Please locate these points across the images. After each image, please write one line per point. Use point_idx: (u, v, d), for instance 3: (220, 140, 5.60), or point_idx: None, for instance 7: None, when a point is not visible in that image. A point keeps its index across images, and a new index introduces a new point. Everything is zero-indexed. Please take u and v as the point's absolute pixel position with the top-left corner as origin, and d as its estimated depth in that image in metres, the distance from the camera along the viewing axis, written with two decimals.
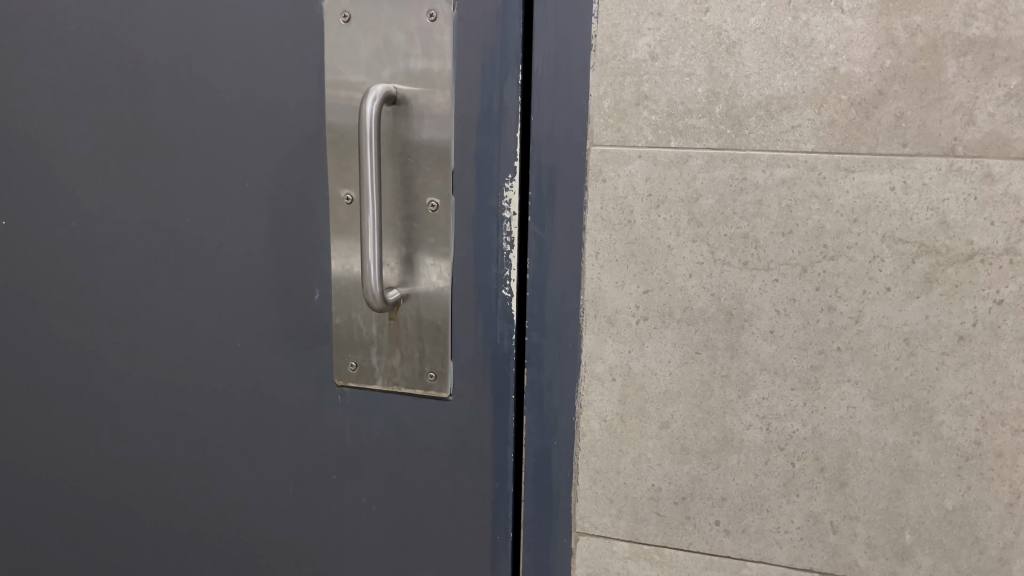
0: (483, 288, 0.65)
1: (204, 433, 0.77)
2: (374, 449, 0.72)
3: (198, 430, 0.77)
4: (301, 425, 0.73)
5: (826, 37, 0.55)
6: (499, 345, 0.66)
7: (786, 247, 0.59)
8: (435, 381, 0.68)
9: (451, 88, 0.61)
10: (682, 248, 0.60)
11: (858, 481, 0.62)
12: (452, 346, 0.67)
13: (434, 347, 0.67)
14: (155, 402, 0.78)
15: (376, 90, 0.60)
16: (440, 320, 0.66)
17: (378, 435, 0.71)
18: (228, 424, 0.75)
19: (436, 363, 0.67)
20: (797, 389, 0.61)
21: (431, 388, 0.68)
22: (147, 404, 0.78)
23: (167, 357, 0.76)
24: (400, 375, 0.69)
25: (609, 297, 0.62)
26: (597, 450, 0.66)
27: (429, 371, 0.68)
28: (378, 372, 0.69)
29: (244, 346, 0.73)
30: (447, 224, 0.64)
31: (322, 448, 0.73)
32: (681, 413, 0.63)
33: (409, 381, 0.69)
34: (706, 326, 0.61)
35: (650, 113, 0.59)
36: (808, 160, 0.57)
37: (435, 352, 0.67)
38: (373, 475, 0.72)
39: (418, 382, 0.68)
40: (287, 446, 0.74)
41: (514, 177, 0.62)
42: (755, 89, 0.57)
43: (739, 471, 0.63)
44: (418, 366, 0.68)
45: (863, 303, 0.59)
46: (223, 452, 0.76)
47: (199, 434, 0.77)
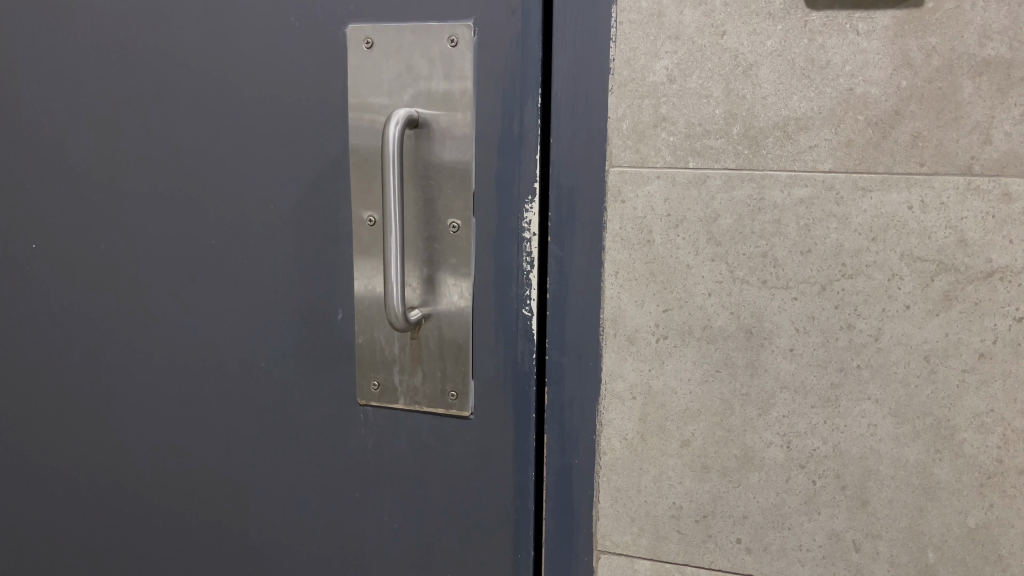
0: (504, 308, 0.66)
1: (228, 451, 0.78)
2: (396, 467, 0.72)
3: (222, 447, 0.78)
4: (323, 444, 0.74)
5: (842, 58, 0.56)
6: (519, 364, 0.66)
7: (805, 265, 0.59)
8: (456, 400, 0.68)
9: (472, 111, 0.63)
10: (701, 267, 0.61)
11: (880, 499, 0.62)
12: (473, 365, 0.67)
13: (456, 366, 0.68)
14: (181, 420, 0.79)
15: (399, 114, 0.61)
16: (462, 339, 0.67)
17: (400, 453, 0.72)
18: (252, 442, 0.76)
19: (457, 382, 0.68)
20: (817, 408, 0.61)
21: (453, 406, 0.69)
22: (174, 422, 0.79)
23: (192, 375, 0.77)
24: (422, 394, 0.70)
25: (629, 316, 0.63)
26: (618, 468, 0.66)
27: (451, 390, 0.68)
28: (400, 391, 0.70)
29: (269, 365, 0.74)
30: (468, 244, 0.65)
31: (345, 467, 0.74)
32: (702, 432, 0.64)
33: (431, 400, 0.69)
34: (725, 344, 0.62)
35: (668, 134, 0.60)
36: (825, 180, 0.58)
37: (456, 371, 0.68)
38: (394, 493, 0.73)
39: (439, 401, 0.69)
40: (310, 464, 0.75)
41: (534, 198, 0.63)
42: (772, 110, 0.58)
43: (760, 489, 0.64)
44: (440, 385, 0.69)
45: (882, 321, 0.59)
46: (247, 470, 0.77)
47: (224, 451, 0.78)
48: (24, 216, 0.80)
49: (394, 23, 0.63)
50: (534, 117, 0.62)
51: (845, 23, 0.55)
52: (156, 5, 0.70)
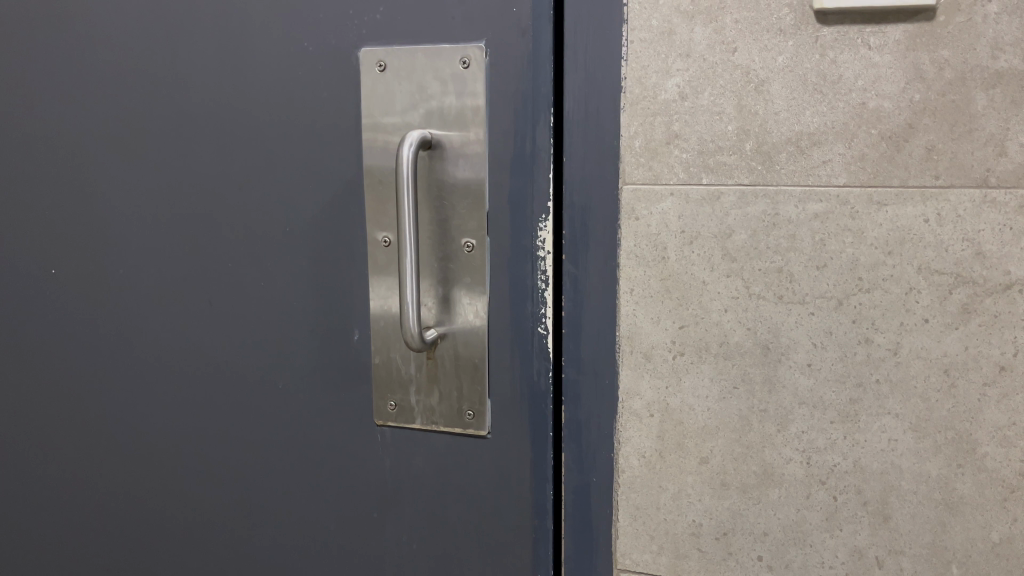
0: (519, 326, 0.66)
1: (245, 472, 0.78)
2: (413, 485, 0.72)
3: (240, 468, 0.78)
4: (340, 464, 0.74)
5: (854, 73, 0.56)
6: (535, 381, 0.66)
7: (821, 280, 0.59)
8: (473, 419, 0.68)
9: (484, 130, 0.63)
10: (716, 283, 0.61)
11: (902, 514, 0.61)
12: (489, 383, 0.67)
13: (472, 385, 0.68)
14: (198, 441, 0.79)
15: (414, 135, 0.62)
16: (478, 358, 0.67)
17: (417, 472, 0.72)
18: (270, 463, 0.77)
19: (473, 401, 0.68)
20: (836, 423, 0.61)
21: (470, 426, 0.69)
22: (192, 443, 0.80)
23: (210, 397, 0.78)
24: (438, 413, 0.70)
25: (645, 333, 0.63)
26: (636, 487, 0.66)
27: (467, 409, 0.68)
28: (416, 411, 0.70)
29: (286, 385, 0.74)
30: (482, 263, 0.65)
31: (362, 487, 0.74)
32: (720, 448, 0.63)
33: (447, 419, 0.69)
34: (743, 360, 0.62)
35: (681, 151, 0.60)
36: (839, 194, 0.58)
37: (472, 390, 0.68)
38: (411, 512, 0.73)
39: (456, 421, 0.69)
40: (327, 484, 0.75)
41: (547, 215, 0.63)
42: (785, 125, 0.58)
43: (781, 505, 0.63)
44: (456, 405, 0.69)
45: (900, 335, 0.59)
46: (265, 490, 0.77)
47: (241, 472, 0.78)
48: (44, 241, 0.81)
49: (406, 45, 0.64)
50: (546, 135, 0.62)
51: (856, 38, 0.56)
52: (172, 31, 0.71)
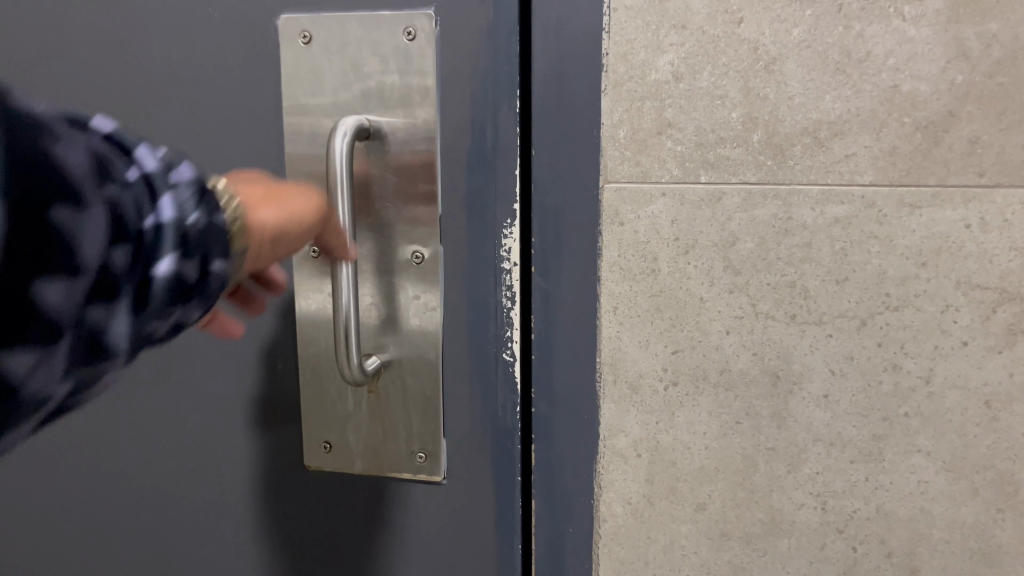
0: (480, 353, 0.55)
1: (159, 529, 0.65)
2: (355, 539, 0.61)
3: (150, 523, 0.66)
4: (270, 516, 0.63)
5: (884, 49, 0.47)
6: (499, 419, 0.56)
7: (842, 296, 0.50)
8: (425, 462, 0.57)
9: (437, 118, 0.52)
10: (716, 301, 0.51)
11: (932, 567, 0.53)
12: (444, 421, 0.57)
13: (423, 422, 0.57)
14: (88, 496, 0.66)
15: (360, 118, 0.52)
16: (430, 392, 0.56)
17: (363, 526, 0.61)
18: (186, 518, 0.65)
19: (425, 441, 0.57)
20: (857, 463, 0.52)
21: (422, 470, 0.58)
22: (79, 500, 0.67)
23: (99, 445, 0.65)
24: (383, 456, 0.58)
25: (631, 360, 0.53)
26: (621, 538, 0.56)
27: (418, 450, 0.58)
28: (357, 454, 0.59)
29: (203, 422, 0.62)
30: (434, 278, 0.55)
31: (293, 543, 0.63)
32: (720, 493, 0.54)
33: (394, 462, 0.58)
34: (747, 391, 0.52)
35: (674, 142, 0.50)
36: (864, 195, 0.49)
37: (424, 428, 0.57)
38: (353, 568, 0.62)
39: (404, 464, 0.58)
40: (254, 542, 0.64)
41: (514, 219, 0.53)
42: (800, 112, 0.49)
43: (790, 558, 0.54)
44: (405, 445, 0.58)
45: (934, 361, 0.50)
46: (181, 550, 0.65)
47: (145, 528, 0.66)
48: None
49: (336, 13, 0.53)
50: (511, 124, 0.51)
51: (888, 7, 0.46)
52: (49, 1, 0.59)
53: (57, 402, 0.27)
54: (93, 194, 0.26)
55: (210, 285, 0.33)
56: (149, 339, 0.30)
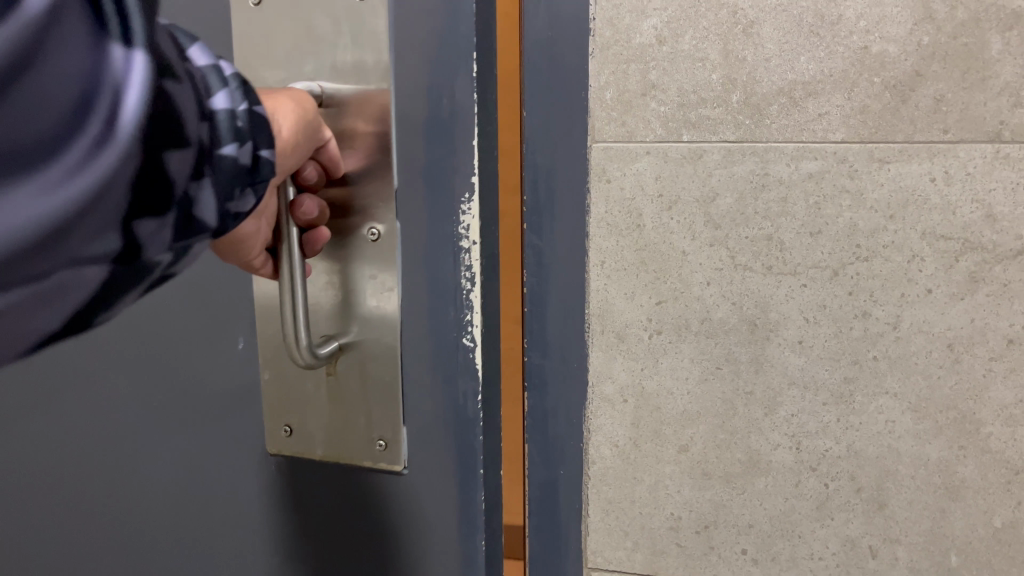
0: (439, 340, 0.55)
1: (137, 526, 0.67)
2: (319, 528, 0.61)
3: (128, 519, 0.67)
4: (241, 511, 0.63)
5: (855, 13, 0.49)
6: (458, 405, 0.55)
7: (815, 248, 0.53)
8: (386, 451, 0.57)
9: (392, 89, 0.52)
10: (698, 254, 0.54)
11: (899, 501, 0.56)
12: (403, 409, 0.56)
13: (385, 409, 0.56)
14: (70, 487, 0.68)
15: (312, 84, 0.51)
16: (388, 380, 0.56)
17: (325, 513, 0.60)
18: (164, 512, 0.66)
19: (384, 428, 0.56)
20: (829, 405, 0.55)
21: (383, 459, 0.57)
22: (62, 492, 0.68)
23: (81, 438, 0.66)
24: (344, 442, 0.58)
25: (618, 311, 0.56)
26: (609, 478, 0.60)
27: (379, 439, 0.57)
28: (318, 438, 0.58)
29: (171, 416, 0.63)
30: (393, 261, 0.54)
31: (261, 539, 0.63)
32: (702, 435, 0.57)
33: (355, 453, 0.58)
34: (727, 338, 0.55)
35: (658, 103, 0.53)
36: (836, 151, 0.52)
37: (385, 415, 0.56)
38: (316, 556, 0.61)
39: (364, 453, 0.57)
40: (228, 539, 0.64)
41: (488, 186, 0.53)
42: (776, 73, 0.51)
43: (767, 495, 0.58)
44: (363, 435, 0.57)
45: (901, 308, 0.53)
46: (157, 542, 0.66)
47: (124, 521, 0.67)
48: None
49: None
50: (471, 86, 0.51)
51: None
52: None
53: (163, 269, 0.32)
54: (178, 68, 0.30)
55: (263, 171, 0.37)
56: (222, 220, 0.35)
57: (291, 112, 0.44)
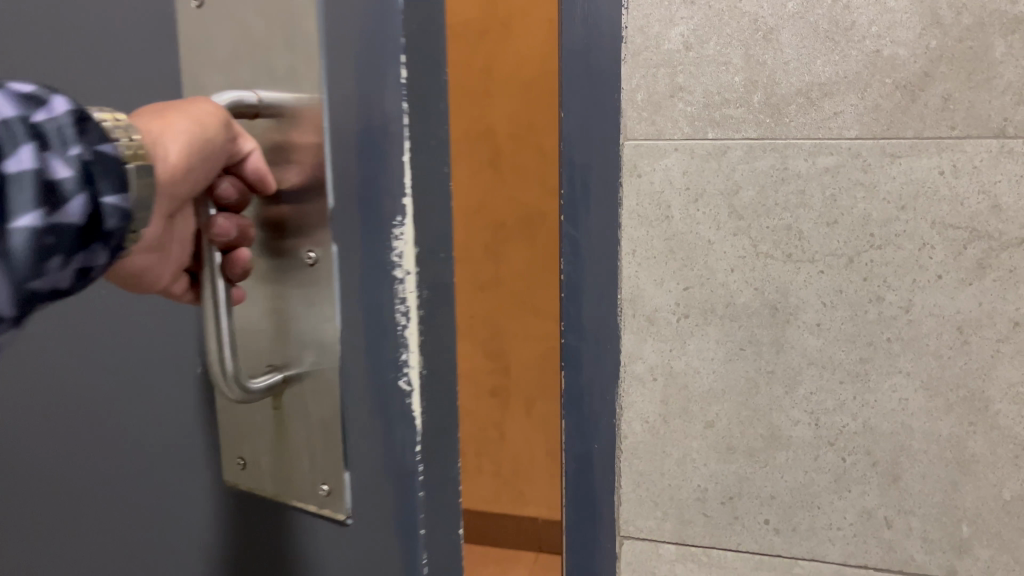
0: (379, 379, 0.42)
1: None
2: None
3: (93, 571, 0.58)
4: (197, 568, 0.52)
5: (868, 19, 0.54)
6: (399, 457, 0.42)
7: (831, 237, 0.57)
8: (328, 498, 0.44)
9: (324, 105, 0.39)
10: (722, 243, 0.59)
11: (912, 474, 0.59)
12: (346, 455, 0.43)
13: (325, 452, 0.43)
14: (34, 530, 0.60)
15: (244, 93, 0.40)
16: (330, 420, 0.43)
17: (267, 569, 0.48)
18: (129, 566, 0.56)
19: (326, 471, 0.44)
20: (845, 383, 0.59)
21: (325, 506, 0.44)
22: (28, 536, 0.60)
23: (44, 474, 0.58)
24: (288, 481, 0.46)
25: (648, 296, 0.61)
26: (640, 451, 0.64)
27: (321, 484, 0.44)
28: (265, 474, 0.47)
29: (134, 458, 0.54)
30: (325, 278, 0.41)
31: None
32: (727, 412, 0.62)
33: (288, 493, 0.46)
34: (749, 321, 0.60)
35: (685, 104, 0.58)
36: (851, 147, 0.56)
37: (326, 459, 0.43)
38: None
39: (307, 496, 0.45)
40: None
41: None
42: (795, 75, 0.55)
43: (788, 468, 0.62)
44: (307, 473, 0.45)
45: (912, 293, 0.57)
46: None
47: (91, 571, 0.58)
48: None
49: None
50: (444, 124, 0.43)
51: None
52: None
53: None
54: None
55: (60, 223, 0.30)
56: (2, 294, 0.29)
57: (187, 125, 0.36)
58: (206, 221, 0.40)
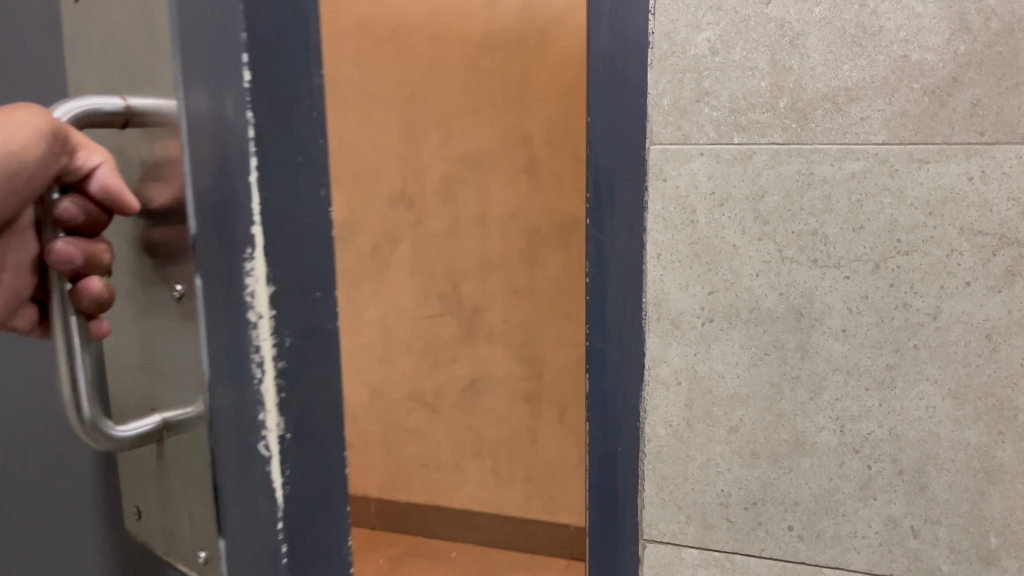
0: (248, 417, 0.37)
1: None
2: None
3: None
4: None
5: (895, 24, 0.54)
6: (260, 533, 0.27)
7: (858, 242, 0.57)
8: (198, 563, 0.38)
9: (182, 124, 0.25)
10: (747, 247, 0.59)
11: (939, 483, 0.59)
12: (218, 511, 0.28)
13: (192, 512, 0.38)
14: None
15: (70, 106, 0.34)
16: (202, 475, 0.28)
17: None
18: None
19: (199, 529, 0.29)
20: (871, 390, 0.59)
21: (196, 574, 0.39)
22: None
23: None
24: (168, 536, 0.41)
25: (673, 300, 0.62)
26: (663, 455, 0.65)
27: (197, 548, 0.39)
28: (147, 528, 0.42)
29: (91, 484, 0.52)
30: (191, 315, 0.27)
31: None
32: (751, 416, 0.62)
33: (173, 551, 0.31)
34: (774, 326, 0.60)
35: (711, 109, 0.58)
36: (878, 152, 0.56)
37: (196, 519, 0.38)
38: None
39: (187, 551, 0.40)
40: None
41: (309, 223, 0.28)
42: (821, 80, 0.56)
43: (812, 474, 0.61)
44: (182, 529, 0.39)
45: (940, 300, 0.56)
46: None
47: None
48: None
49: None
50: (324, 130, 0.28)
51: None
52: None
53: None
54: None
55: None
56: None
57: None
58: (45, 246, 0.28)
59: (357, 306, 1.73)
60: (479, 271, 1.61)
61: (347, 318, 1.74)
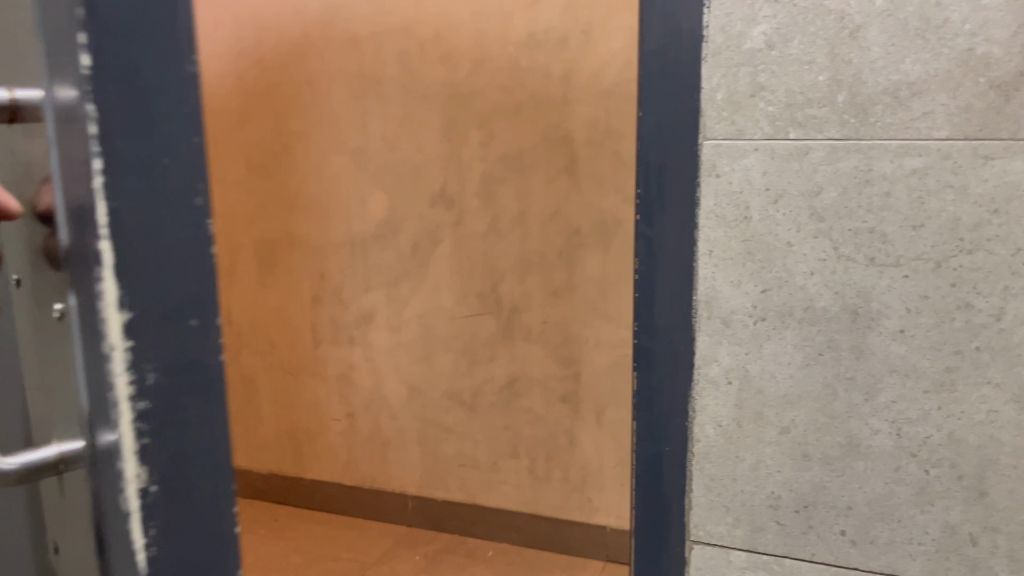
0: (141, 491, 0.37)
1: None
2: None
3: None
4: None
5: (960, 17, 0.52)
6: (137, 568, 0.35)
7: (918, 241, 0.55)
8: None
9: (57, 162, 0.33)
10: (802, 245, 0.58)
11: (1000, 490, 0.57)
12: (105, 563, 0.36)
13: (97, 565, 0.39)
14: None
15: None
16: (85, 513, 0.37)
17: None
18: None
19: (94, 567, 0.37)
20: (930, 393, 0.57)
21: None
22: None
23: None
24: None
25: (724, 298, 0.61)
26: (712, 456, 0.64)
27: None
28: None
29: None
30: (69, 338, 0.35)
31: None
32: (803, 418, 0.61)
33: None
34: (829, 326, 0.58)
35: (766, 104, 0.57)
36: (940, 148, 0.54)
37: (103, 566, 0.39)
38: None
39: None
40: None
41: (193, 240, 0.35)
42: (881, 74, 0.54)
43: (867, 478, 0.60)
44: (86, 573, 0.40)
45: (1004, 300, 0.54)
46: None
47: None
48: None
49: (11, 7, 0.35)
50: (196, 131, 0.35)
51: None
52: None
53: None
54: None
55: None
56: None
57: None
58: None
59: (396, 303, 1.73)
60: (520, 270, 1.61)
61: (387, 316, 1.75)
